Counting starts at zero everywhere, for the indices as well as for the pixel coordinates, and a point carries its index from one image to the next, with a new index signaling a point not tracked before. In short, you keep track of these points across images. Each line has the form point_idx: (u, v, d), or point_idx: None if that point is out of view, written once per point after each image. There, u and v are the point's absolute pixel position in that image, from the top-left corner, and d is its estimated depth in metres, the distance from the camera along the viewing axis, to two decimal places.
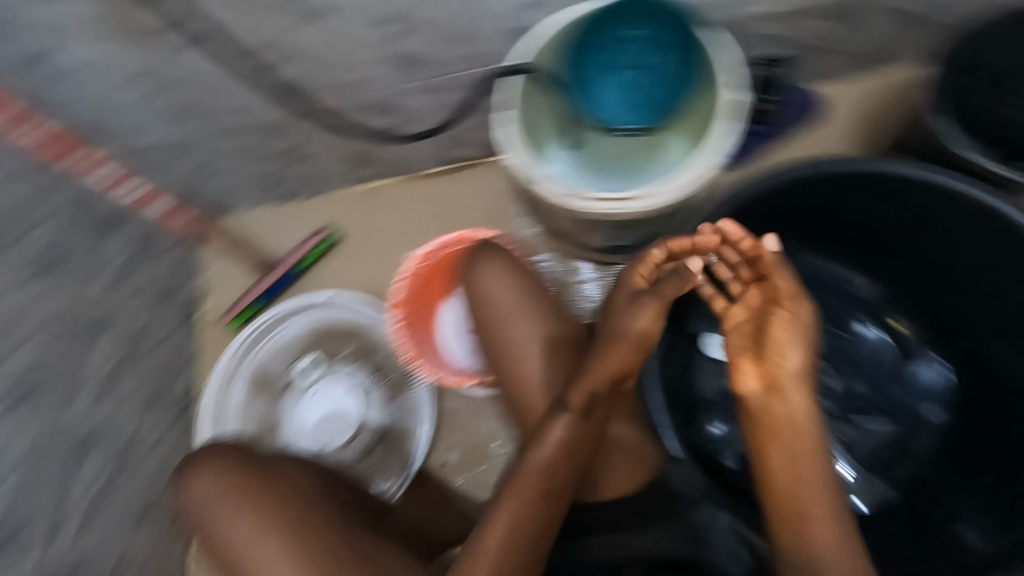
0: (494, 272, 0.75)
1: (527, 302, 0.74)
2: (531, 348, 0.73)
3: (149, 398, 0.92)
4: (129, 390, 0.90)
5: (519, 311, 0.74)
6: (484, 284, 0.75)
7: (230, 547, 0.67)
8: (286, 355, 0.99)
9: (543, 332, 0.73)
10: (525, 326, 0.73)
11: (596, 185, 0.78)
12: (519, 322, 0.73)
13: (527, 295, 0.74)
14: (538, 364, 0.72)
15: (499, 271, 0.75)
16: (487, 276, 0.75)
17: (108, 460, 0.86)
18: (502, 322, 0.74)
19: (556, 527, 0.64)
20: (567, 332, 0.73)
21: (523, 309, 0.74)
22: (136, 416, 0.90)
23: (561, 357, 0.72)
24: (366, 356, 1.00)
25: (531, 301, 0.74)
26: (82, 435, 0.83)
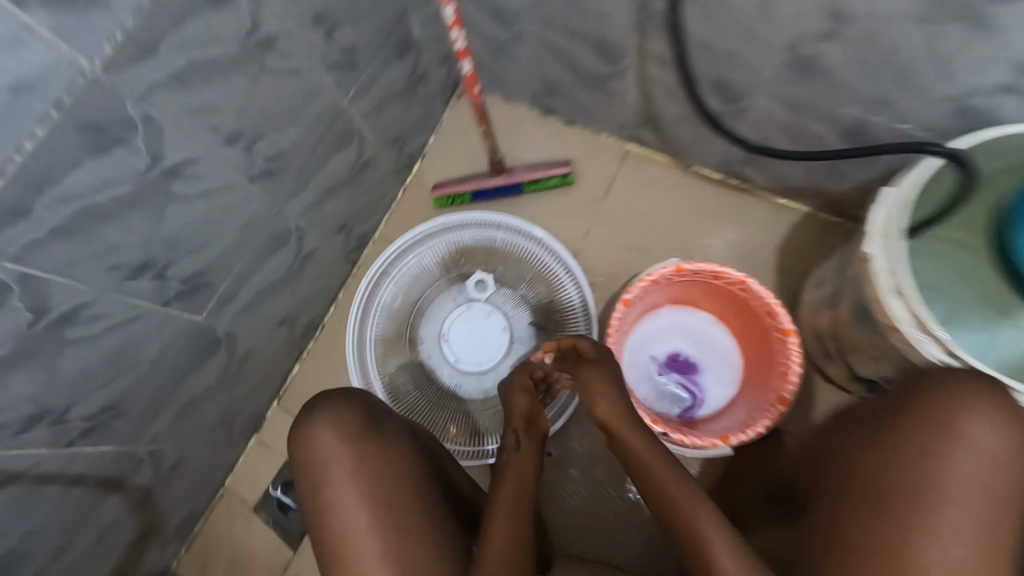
0: (326, 429, 0.66)
1: (374, 464, 0.65)
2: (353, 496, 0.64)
3: (277, 321, 1.01)
4: (268, 308, 0.97)
5: (344, 470, 0.64)
6: (313, 447, 0.66)
7: (339, 538, 0.63)
8: (423, 274, 1.09)
9: (387, 487, 0.64)
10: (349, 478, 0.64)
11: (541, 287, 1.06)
12: (344, 476, 0.64)
13: (377, 450, 0.66)
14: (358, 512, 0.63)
15: (326, 424, 0.66)
16: (315, 434, 0.65)
17: (214, 370, 0.91)
18: (322, 480, 0.65)
19: None
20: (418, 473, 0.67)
21: (354, 464, 0.65)
22: (256, 337, 0.97)
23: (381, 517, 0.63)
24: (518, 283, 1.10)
25: (380, 456, 0.65)
26: (217, 336, 0.88)
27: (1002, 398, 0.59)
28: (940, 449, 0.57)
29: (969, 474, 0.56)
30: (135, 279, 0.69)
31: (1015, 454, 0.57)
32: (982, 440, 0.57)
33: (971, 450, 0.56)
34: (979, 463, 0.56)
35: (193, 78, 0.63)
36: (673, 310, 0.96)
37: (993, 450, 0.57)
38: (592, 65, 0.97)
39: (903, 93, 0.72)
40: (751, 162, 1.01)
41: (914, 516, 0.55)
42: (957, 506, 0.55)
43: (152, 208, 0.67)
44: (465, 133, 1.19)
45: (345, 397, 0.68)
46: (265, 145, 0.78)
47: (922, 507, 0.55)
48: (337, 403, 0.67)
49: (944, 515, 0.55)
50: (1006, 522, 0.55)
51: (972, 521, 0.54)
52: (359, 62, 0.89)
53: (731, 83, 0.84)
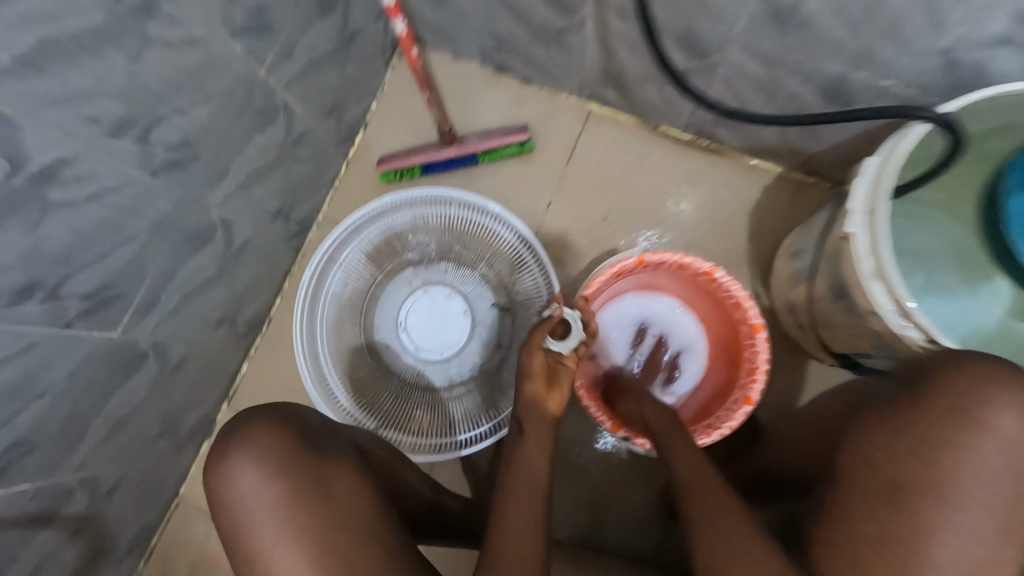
0: (243, 469, 0.59)
1: (296, 503, 0.58)
2: (281, 553, 0.57)
3: (214, 325, 0.92)
4: (202, 310, 0.87)
5: (269, 519, 0.58)
6: (233, 491, 0.59)
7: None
8: (368, 260, 0.99)
9: (316, 541, 0.57)
10: (275, 527, 0.57)
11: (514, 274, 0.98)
12: (267, 526, 0.57)
13: (295, 491, 0.58)
14: (287, 561, 0.56)
15: (245, 464, 0.59)
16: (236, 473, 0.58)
17: (146, 383, 0.82)
18: (249, 532, 0.58)
19: None
20: (348, 506, 0.59)
21: (279, 509, 0.58)
22: (190, 342, 0.88)
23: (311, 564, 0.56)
24: (475, 260, 1.01)
25: (297, 496, 0.58)
26: (142, 349, 0.78)
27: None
28: (958, 442, 0.54)
29: (992, 464, 0.53)
30: (20, 305, 0.59)
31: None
32: (1011, 435, 0.53)
33: (999, 445, 0.53)
34: (999, 466, 0.53)
35: (51, 58, 0.51)
36: (638, 296, 0.95)
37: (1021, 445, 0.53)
38: (546, 18, 0.85)
39: (890, 48, 0.63)
40: (723, 122, 0.93)
41: (931, 508, 0.52)
42: (974, 499, 0.52)
43: (26, 218, 0.55)
44: (409, 99, 1.07)
45: (259, 429, 0.60)
46: (166, 131, 0.66)
47: (943, 500, 0.52)
48: (256, 436, 0.59)
49: (960, 511, 0.52)
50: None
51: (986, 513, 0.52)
52: (272, 22, 0.75)
53: (702, 36, 0.74)
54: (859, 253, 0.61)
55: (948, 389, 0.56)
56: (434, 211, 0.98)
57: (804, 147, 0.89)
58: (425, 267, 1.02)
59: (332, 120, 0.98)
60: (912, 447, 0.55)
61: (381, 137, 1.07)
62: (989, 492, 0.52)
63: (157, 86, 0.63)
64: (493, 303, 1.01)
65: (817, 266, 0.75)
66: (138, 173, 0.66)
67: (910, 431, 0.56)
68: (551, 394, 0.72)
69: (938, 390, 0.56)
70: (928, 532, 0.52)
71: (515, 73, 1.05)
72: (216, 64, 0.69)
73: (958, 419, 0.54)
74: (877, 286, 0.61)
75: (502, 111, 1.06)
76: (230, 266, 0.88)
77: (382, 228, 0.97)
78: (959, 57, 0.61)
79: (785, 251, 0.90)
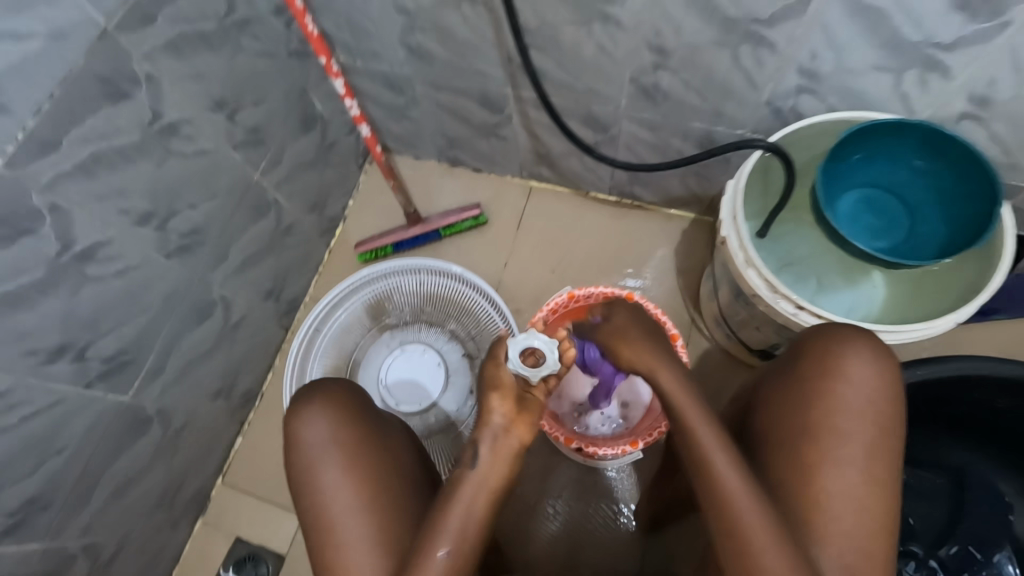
0: (318, 420, 0.68)
1: (360, 450, 0.68)
2: (339, 489, 0.66)
3: (212, 397, 1.02)
4: (201, 381, 0.98)
5: (333, 461, 0.67)
6: (303, 438, 0.68)
7: (322, 523, 0.65)
8: (353, 323, 1.10)
9: (373, 480, 0.66)
10: (338, 468, 0.67)
11: (481, 329, 1.10)
12: (331, 467, 0.66)
13: (361, 440, 0.68)
14: (343, 495, 0.65)
15: (320, 416, 0.69)
16: (305, 428, 0.68)
17: (148, 449, 0.91)
18: (313, 470, 0.67)
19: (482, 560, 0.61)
20: (400, 460, 0.70)
21: (344, 455, 0.67)
22: (190, 411, 0.97)
23: (367, 499, 0.65)
24: (446, 319, 1.13)
25: (362, 444, 0.68)
26: (148, 414, 0.88)
27: (872, 339, 0.63)
28: (824, 396, 0.60)
29: (854, 410, 0.59)
30: (52, 363, 0.72)
31: (891, 390, 0.60)
32: (864, 382, 0.60)
33: (858, 393, 0.60)
34: (860, 410, 0.59)
35: (98, 167, 0.69)
36: None
37: (876, 389, 0.60)
38: (481, 116, 1.08)
39: (732, 105, 0.84)
40: (637, 181, 1.12)
41: (812, 457, 0.59)
42: (845, 442, 0.58)
43: (66, 288, 0.70)
44: (381, 193, 1.28)
45: (336, 390, 0.72)
46: (179, 222, 0.83)
47: (819, 448, 0.59)
48: (326, 394, 0.71)
49: (835, 454, 0.58)
50: (887, 433, 0.59)
51: (858, 453, 0.58)
52: (264, 138, 0.96)
53: (599, 115, 0.95)
54: (734, 250, 0.79)
55: (811, 353, 0.63)
56: (406, 278, 1.11)
57: (706, 192, 1.09)
58: (401, 329, 1.14)
59: (315, 216, 1.16)
60: (788, 408, 0.62)
61: (358, 227, 1.26)
62: (858, 433, 0.59)
63: (175, 187, 0.81)
64: (463, 353, 1.12)
65: (717, 281, 0.94)
66: (155, 254, 0.81)
67: (786, 395, 0.62)
68: (520, 418, 0.64)
69: (801, 356, 0.63)
70: (812, 477, 0.58)
71: (466, 165, 1.27)
72: (220, 170, 0.88)
73: (820, 377, 0.61)
74: (752, 273, 0.78)
75: (459, 195, 1.26)
76: (227, 339, 1.01)
77: (360, 299, 1.10)
78: (780, 105, 0.82)
79: (705, 278, 1.05)
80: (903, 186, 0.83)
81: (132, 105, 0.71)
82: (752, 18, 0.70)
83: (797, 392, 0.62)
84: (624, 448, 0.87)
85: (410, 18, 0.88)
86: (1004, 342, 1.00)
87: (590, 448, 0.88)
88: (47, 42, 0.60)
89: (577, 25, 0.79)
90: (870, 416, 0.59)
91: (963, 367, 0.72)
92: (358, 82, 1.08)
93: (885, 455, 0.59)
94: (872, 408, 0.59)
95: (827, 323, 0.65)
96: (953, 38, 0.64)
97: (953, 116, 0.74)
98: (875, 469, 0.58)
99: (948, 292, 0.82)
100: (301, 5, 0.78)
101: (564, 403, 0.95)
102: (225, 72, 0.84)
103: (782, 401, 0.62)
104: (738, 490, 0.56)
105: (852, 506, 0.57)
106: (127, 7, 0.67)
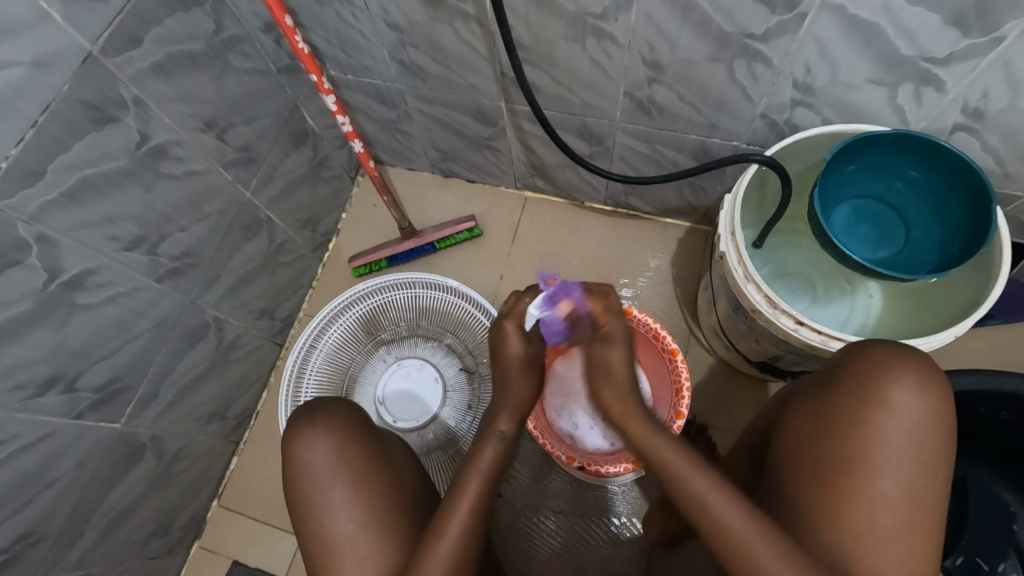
0: (322, 443, 0.68)
1: (366, 470, 0.67)
2: (346, 509, 0.65)
3: (206, 419, 1.00)
4: (194, 405, 0.96)
5: (340, 482, 0.66)
6: (309, 460, 0.67)
7: (331, 546, 0.63)
8: (351, 339, 1.08)
9: (380, 499, 0.65)
10: (346, 489, 0.66)
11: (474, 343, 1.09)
12: (339, 488, 0.65)
13: (367, 461, 0.68)
14: (350, 515, 0.64)
15: (323, 438, 0.68)
16: (305, 447, 0.67)
17: (141, 477, 0.89)
18: (317, 493, 0.66)
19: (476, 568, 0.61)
20: (405, 477, 0.70)
21: (348, 477, 0.66)
22: (185, 434, 0.96)
23: (373, 519, 0.64)
24: (445, 333, 1.11)
25: (368, 463, 0.67)
26: (141, 442, 0.87)
27: (921, 361, 0.60)
28: (865, 422, 0.57)
29: (896, 440, 0.56)
30: (42, 396, 0.70)
31: (939, 418, 0.57)
32: (909, 409, 0.57)
33: (900, 419, 0.57)
34: (898, 437, 0.56)
35: (86, 194, 0.68)
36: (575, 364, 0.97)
37: (921, 417, 0.57)
38: (475, 129, 1.07)
39: (727, 118, 0.84)
40: (632, 192, 1.12)
41: (849, 486, 0.56)
42: (884, 470, 0.55)
43: (55, 319, 0.69)
44: (374, 207, 1.26)
45: (340, 411, 0.71)
46: (170, 245, 0.81)
47: (858, 474, 0.56)
48: (324, 414, 0.70)
49: (875, 484, 0.55)
50: (935, 460, 0.56)
51: (897, 483, 0.55)
52: (255, 156, 0.94)
53: (593, 127, 0.95)
54: (733, 265, 0.79)
55: (854, 374, 0.60)
56: (402, 294, 1.09)
57: (700, 202, 1.09)
58: (397, 345, 1.11)
59: (307, 231, 1.14)
60: (823, 430, 0.59)
61: (350, 241, 1.24)
62: (893, 462, 0.56)
63: (165, 210, 0.79)
64: (460, 367, 1.09)
65: (716, 293, 0.94)
66: (145, 280, 0.80)
67: (823, 414, 0.60)
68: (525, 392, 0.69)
69: (844, 376, 0.61)
70: (850, 505, 0.55)
71: (460, 177, 1.26)
72: (211, 191, 0.86)
73: (860, 400, 0.58)
74: (752, 287, 0.77)
75: (453, 208, 1.25)
76: (220, 363, 0.99)
77: (355, 317, 1.07)
78: (775, 117, 0.82)
79: (704, 289, 1.03)
80: (893, 197, 0.84)
81: (119, 129, 0.69)
82: (747, 33, 0.70)
83: (837, 414, 0.59)
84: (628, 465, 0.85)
85: (402, 33, 0.87)
86: (999, 345, 1.01)
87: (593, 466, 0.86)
88: (31, 69, 0.59)
89: (571, 40, 0.78)
90: (909, 444, 0.56)
91: (973, 383, 0.72)
92: (350, 97, 1.07)
93: (927, 488, 0.55)
94: (911, 437, 0.56)
95: (871, 341, 0.63)
96: (946, 52, 0.64)
97: (947, 128, 0.75)
98: (915, 499, 0.55)
99: (937, 310, 0.83)
100: (291, 23, 0.77)
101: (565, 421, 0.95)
102: (214, 92, 0.82)
103: (819, 421, 0.60)
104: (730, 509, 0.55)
105: (888, 537, 0.54)
106: (112, 29, 0.65)
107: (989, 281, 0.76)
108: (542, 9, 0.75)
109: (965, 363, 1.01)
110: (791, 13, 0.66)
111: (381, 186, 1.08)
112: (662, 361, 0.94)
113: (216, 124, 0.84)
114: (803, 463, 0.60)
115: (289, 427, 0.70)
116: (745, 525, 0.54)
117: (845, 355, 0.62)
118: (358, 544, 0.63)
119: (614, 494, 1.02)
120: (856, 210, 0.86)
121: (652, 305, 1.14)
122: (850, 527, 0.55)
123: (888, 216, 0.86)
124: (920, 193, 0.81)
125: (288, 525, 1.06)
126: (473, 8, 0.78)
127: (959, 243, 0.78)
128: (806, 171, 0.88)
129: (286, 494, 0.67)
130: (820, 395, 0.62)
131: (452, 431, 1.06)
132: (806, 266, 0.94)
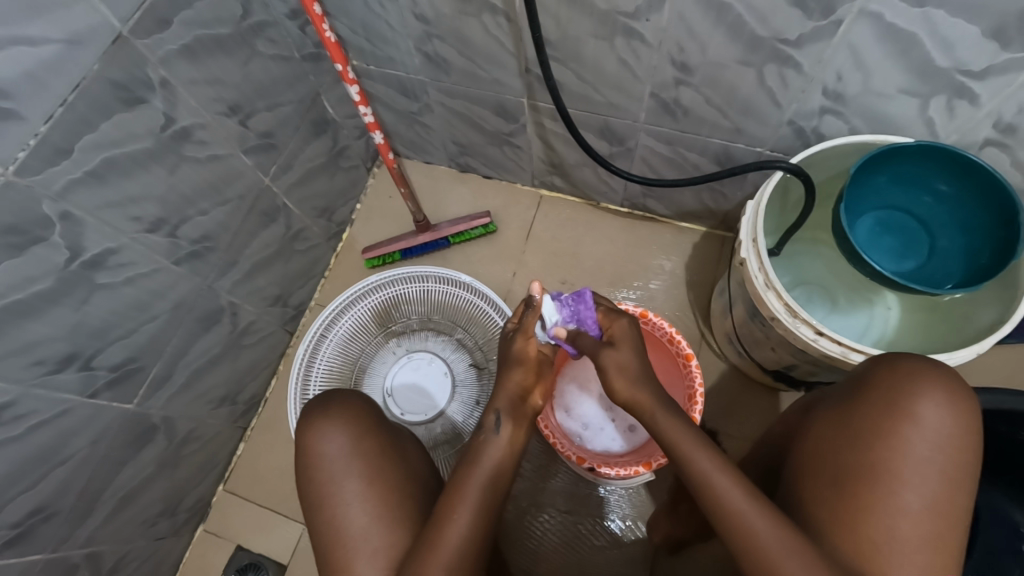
0: (335, 434, 0.68)
1: (380, 462, 0.67)
2: (358, 501, 0.65)
3: (216, 403, 1.00)
4: (206, 388, 0.96)
5: (353, 474, 0.66)
6: (323, 450, 0.67)
7: (342, 538, 0.63)
8: (363, 329, 1.08)
9: (392, 494, 0.65)
10: (359, 481, 0.66)
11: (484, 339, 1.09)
12: (352, 481, 0.65)
13: (380, 454, 0.68)
14: (363, 508, 0.64)
15: (336, 429, 0.68)
16: (319, 437, 0.68)
17: (151, 458, 0.89)
18: (330, 484, 0.66)
19: (482, 560, 0.61)
20: (418, 472, 0.70)
21: (361, 469, 0.66)
22: (196, 417, 0.96)
23: (386, 512, 0.64)
24: (458, 327, 1.11)
25: (381, 456, 0.67)
26: (153, 423, 0.87)
27: (948, 376, 0.59)
28: (887, 435, 0.57)
29: (920, 454, 0.56)
30: (60, 373, 0.71)
31: (965, 435, 0.57)
32: (935, 424, 0.57)
33: (926, 434, 0.56)
34: (923, 452, 0.56)
35: (110, 174, 0.68)
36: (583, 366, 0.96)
37: (949, 433, 0.56)
38: (496, 125, 1.06)
39: (753, 123, 0.83)
40: (650, 194, 1.11)
41: (870, 497, 0.56)
42: (907, 485, 0.55)
43: (75, 298, 0.69)
44: (389, 198, 1.26)
45: (353, 403, 0.71)
46: (189, 229, 0.82)
47: (878, 485, 0.56)
48: (339, 405, 0.70)
49: (897, 498, 0.55)
50: (960, 476, 0.56)
51: (921, 499, 0.55)
52: (276, 143, 0.94)
53: (616, 127, 0.94)
54: (753, 272, 0.78)
55: (879, 388, 0.60)
56: (414, 287, 1.08)
57: (717, 208, 1.08)
58: (408, 337, 1.11)
59: (322, 220, 1.14)
60: (846, 441, 0.59)
61: (364, 231, 1.24)
62: (916, 476, 0.55)
63: (186, 193, 0.79)
64: (470, 363, 1.09)
65: (733, 298, 0.93)
66: (164, 262, 0.80)
67: (847, 426, 0.60)
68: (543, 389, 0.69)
69: (867, 388, 0.60)
70: (869, 518, 0.55)
71: (477, 172, 1.26)
72: (232, 175, 0.86)
73: (885, 414, 0.58)
74: (772, 295, 0.77)
75: (469, 203, 1.25)
76: (233, 348, 0.99)
77: (368, 307, 1.07)
78: (803, 124, 0.81)
79: (720, 294, 1.02)
80: (919, 210, 0.83)
81: (145, 110, 0.69)
82: (780, 39, 0.69)
83: (863, 425, 0.59)
84: (637, 469, 0.83)
85: (429, 26, 0.86)
86: (1015, 363, 1.00)
87: (602, 468, 0.85)
88: (63, 47, 0.59)
89: (599, 38, 0.78)
90: (935, 459, 0.56)
91: (992, 401, 0.72)
92: (372, 87, 1.07)
93: (950, 503, 0.55)
94: (937, 453, 0.56)
95: (895, 353, 0.62)
96: (984, 66, 0.64)
97: (979, 142, 0.74)
98: (937, 515, 0.54)
99: (957, 327, 0.82)
100: (320, 10, 0.76)
101: (574, 420, 0.94)
102: (239, 76, 0.82)
103: (840, 430, 0.60)
104: (746, 509, 0.54)
105: (911, 553, 0.53)
106: (144, 10, 0.65)
107: (1015, 299, 0.74)
108: (573, 6, 0.74)
109: (979, 380, 1.00)
110: (826, 20, 0.65)
111: (400, 177, 1.08)
112: (675, 365, 0.93)
113: (240, 109, 0.84)
114: (821, 475, 0.59)
115: (303, 418, 0.71)
116: (774, 528, 0.53)
117: (871, 367, 0.62)
118: (369, 535, 0.63)
119: (619, 497, 1.02)
120: (879, 222, 0.85)
121: (663, 308, 1.13)
122: (869, 539, 0.54)
123: (912, 228, 0.85)
124: (948, 207, 0.80)
125: (293, 512, 1.06)
126: (502, 3, 0.77)
127: (986, 260, 0.77)
128: (831, 179, 0.87)
129: (300, 483, 0.68)
130: (842, 406, 0.61)
131: (459, 425, 1.06)
132: (824, 276, 0.93)
